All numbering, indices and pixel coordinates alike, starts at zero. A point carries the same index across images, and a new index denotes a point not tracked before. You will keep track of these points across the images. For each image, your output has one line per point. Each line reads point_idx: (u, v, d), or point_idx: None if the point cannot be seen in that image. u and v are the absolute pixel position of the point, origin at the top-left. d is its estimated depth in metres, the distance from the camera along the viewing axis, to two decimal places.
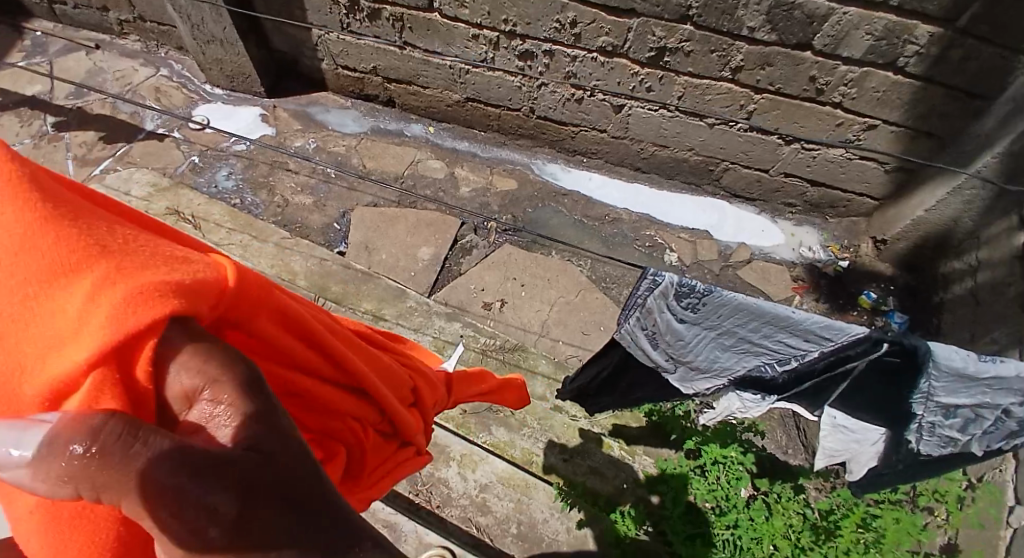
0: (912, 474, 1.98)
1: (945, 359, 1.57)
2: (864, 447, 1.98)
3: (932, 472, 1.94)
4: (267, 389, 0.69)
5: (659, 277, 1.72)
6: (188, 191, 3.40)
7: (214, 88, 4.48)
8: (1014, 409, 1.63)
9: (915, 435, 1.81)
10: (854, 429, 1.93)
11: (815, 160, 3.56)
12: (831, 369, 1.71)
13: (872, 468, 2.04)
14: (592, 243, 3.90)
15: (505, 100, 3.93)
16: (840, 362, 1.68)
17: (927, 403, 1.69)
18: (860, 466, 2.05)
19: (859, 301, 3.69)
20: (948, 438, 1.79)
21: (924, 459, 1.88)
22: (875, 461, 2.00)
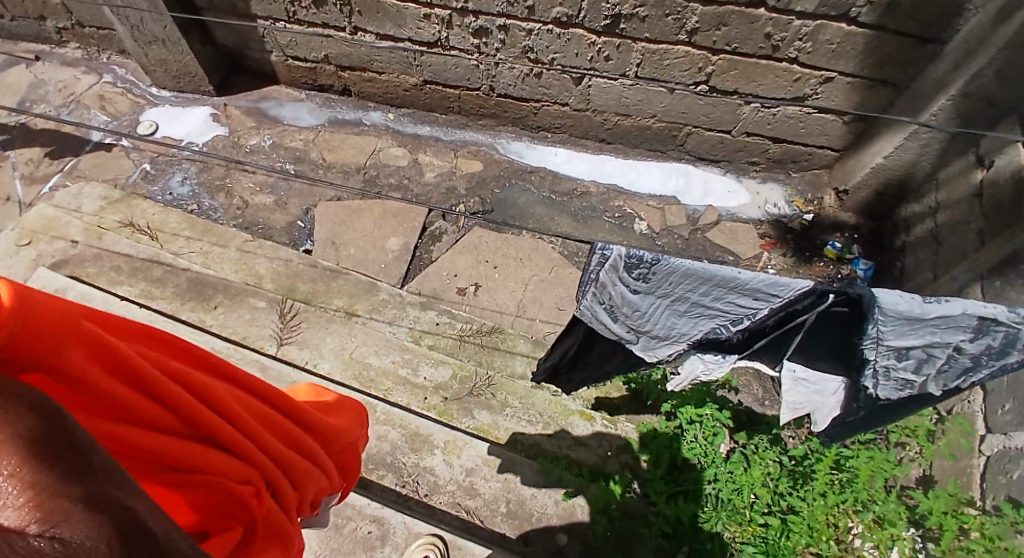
0: (875, 418, 2.03)
1: (890, 304, 1.62)
2: (826, 397, 2.02)
3: (893, 414, 2.00)
4: (64, 456, 0.62)
5: (608, 250, 1.73)
6: (141, 201, 3.27)
7: (160, 90, 4.30)
8: (963, 346, 1.69)
9: (871, 380, 1.84)
10: (813, 381, 1.98)
11: (775, 117, 3.58)
12: (782, 324, 1.77)
13: (837, 418, 2.08)
14: (562, 218, 3.89)
15: (463, 79, 3.85)
16: (790, 317, 1.75)
17: (879, 348, 1.73)
18: (824, 417, 2.09)
19: (826, 251, 3.76)
20: (904, 380, 1.83)
21: (883, 403, 1.92)
22: (838, 410, 2.05)
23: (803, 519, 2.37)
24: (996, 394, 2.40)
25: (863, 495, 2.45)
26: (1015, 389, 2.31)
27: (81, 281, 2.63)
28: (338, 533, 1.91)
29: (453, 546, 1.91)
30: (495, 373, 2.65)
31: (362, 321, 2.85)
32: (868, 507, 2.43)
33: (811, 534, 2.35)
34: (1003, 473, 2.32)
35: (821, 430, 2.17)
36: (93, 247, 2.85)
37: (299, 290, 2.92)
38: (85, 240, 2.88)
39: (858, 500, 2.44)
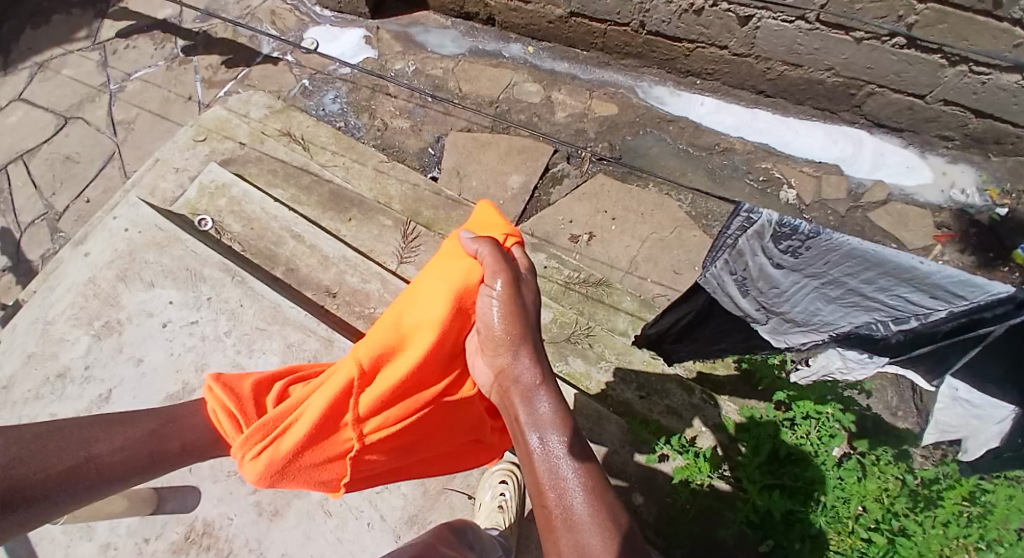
0: None
1: None
2: (987, 424, 1.73)
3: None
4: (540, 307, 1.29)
5: (754, 215, 1.56)
6: (298, 113, 3.57)
7: (323, 9, 4.56)
8: None
9: None
10: (978, 405, 1.70)
11: (984, 86, 2.96)
12: (958, 333, 1.49)
13: (993, 448, 1.81)
14: (695, 175, 3.63)
15: (612, 13, 3.61)
16: (972, 325, 1.44)
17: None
18: (978, 445, 1.83)
19: (1013, 255, 3.16)
20: None
21: None
22: (997, 440, 1.77)
23: (915, 544, 2.14)
24: None
25: (993, 535, 2.19)
26: None
27: (243, 179, 2.96)
28: None
29: None
30: (596, 325, 2.64)
31: None
32: (992, 547, 2.18)
33: None
34: None
35: (968, 458, 1.91)
36: (256, 151, 3.20)
37: (422, 215, 3.07)
38: (250, 143, 3.23)
39: (983, 537, 2.19)
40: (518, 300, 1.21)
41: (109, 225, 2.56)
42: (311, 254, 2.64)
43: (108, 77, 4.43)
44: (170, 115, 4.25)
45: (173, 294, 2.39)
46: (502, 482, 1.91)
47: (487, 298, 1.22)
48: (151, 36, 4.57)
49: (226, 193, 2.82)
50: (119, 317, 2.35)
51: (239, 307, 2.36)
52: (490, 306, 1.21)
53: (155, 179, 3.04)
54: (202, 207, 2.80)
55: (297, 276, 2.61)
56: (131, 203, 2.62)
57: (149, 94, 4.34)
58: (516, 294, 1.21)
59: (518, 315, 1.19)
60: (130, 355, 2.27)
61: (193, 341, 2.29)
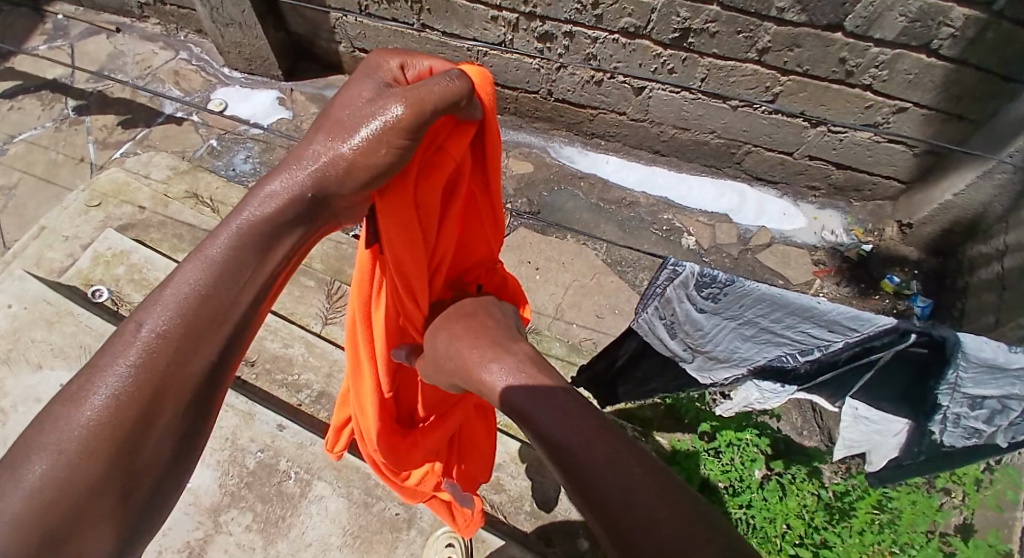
0: (935, 463, 1.96)
1: (975, 350, 1.51)
2: (886, 437, 1.93)
3: (955, 460, 1.94)
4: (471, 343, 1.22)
5: (679, 267, 1.70)
6: (206, 174, 3.40)
7: (232, 71, 4.48)
8: None
9: (938, 427, 1.76)
10: (875, 420, 1.89)
11: (842, 143, 3.46)
12: (855, 360, 1.67)
13: (893, 460, 2.01)
14: (608, 226, 3.88)
15: (523, 82, 3.86)
16: (865, 353, 1.63)
17: (954, 395, 1.64)
18: (881, 457, 2.01)
19: (881, 284, 3.62)
20: (973, 430, 1.76)
21: (947, 450, 1.86)
22: (896, 451, 1.97)
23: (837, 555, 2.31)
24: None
25: (905, 538, 2.39)
26: None
27: (145, 244, 2.75)
28: (367, 511, 1.94)
29: (476, 539, 1.92)
30: None
31: None
32: (905, 550, 2.37)
33: None
34: None
35: (873, 470, 2.09)
36: (160, 215, 3.01)
37: (346, 274, 2.95)
38: (153, 207, 3.04)
39: (895, 542, 2.38)
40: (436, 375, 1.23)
41: None
42: None
43: None
44: (57, 178, 3.91)
45: (64, 375, 2.14)
46: (449, 545, 1.84)
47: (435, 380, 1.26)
48: (35, 95, 4.26)
49: (126, 261, 2.60)
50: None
51: None
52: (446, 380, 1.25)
53: (41, 249, 2.76)
54: (98, 277, 2.56)
55: None
56: (14, 274, 2.36)
57: (32, 157, 4.00)
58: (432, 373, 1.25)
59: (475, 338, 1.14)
60: None
61: None
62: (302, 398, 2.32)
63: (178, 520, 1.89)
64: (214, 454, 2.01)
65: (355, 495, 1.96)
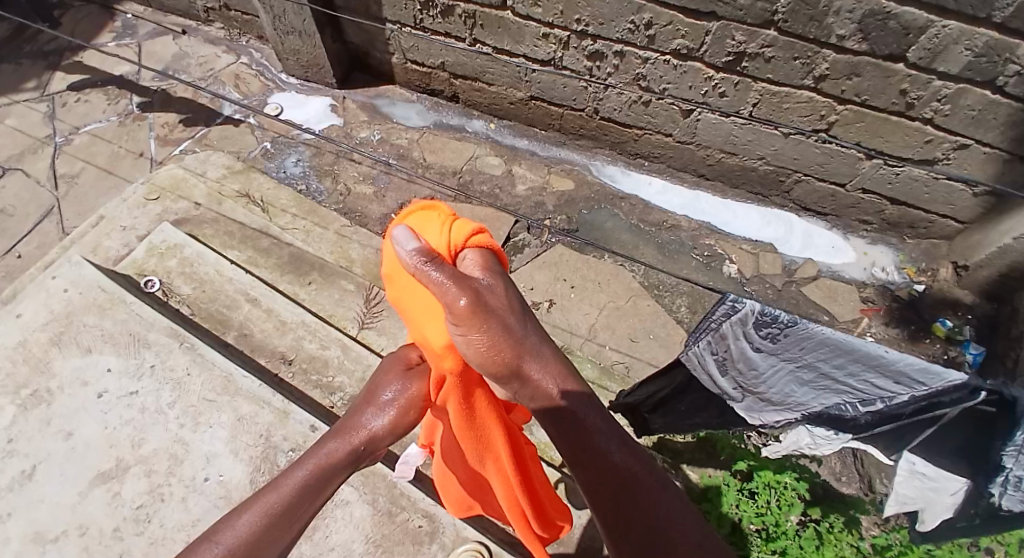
0: (990, 523, 1.83)
1: None
2: (941, 497, 1.81)
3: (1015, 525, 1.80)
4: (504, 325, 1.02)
5: (739, 303, 1.66)
6: (258, 175, 3.53)
7: (289, 77, 4.66)
8: None
9: (998, 489, 1.62)
10: (932, 477, 1.77)
11: (898, 177, 3.32)
12: (918, 415, 1.59)
13: (947, 519, 1.90)
14: (646, 248, 3.83)
15: (569, 99, 3.88)
16: (929, 409, 1.56)
17: (1020, 457, 1.52)
18: (934, 516, 1.90)
19: (933, 328, 3.46)
20: None
21: (1004, 513, 1.70)
22: (951, 512, 1.86)
23: None
24: None
25: None
26: None
27: (197, 239, 2.86)
28: (391, 520, 1.95)
29: None
30: None
31: None
32: None
33: None
34: None
35: (925, 527, 1.99)
36: (212, 212, 3.13)
37: None
38: (207, 204, 3.16)
39: None
40: (472, 329, 1.00)
41: (49, 284, 2.42)
42: (265, 319, 2.54)
43: (54, 129, 4.33)
44: (119, 171, 4.13)
45: (112, 360, 2.24)
46: None
47: (460, 334, 1.03)
48: (106, 91, 4.52)
49: (178, 254, 2.71)
50: (50, 385, 2.18)
51: (185, 375, 2.21)
52: (467, 340, 1.02)
53: (100, 237, 2.91)
54: (151, 267, 2.68)
55: (250, 341, 2.49)
56: (74, 261, 2.49)
57: (98, 149, 4.24)
58: (458, 328, 1.03)
59: (527, 315, 1.08)
60: (59, 428, 2.09)
61: (132, 413, 2.12)
62: (334, 400, 2.35)
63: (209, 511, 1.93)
64: (247, 449, 2.06)
65: (381, 503, 1.98)
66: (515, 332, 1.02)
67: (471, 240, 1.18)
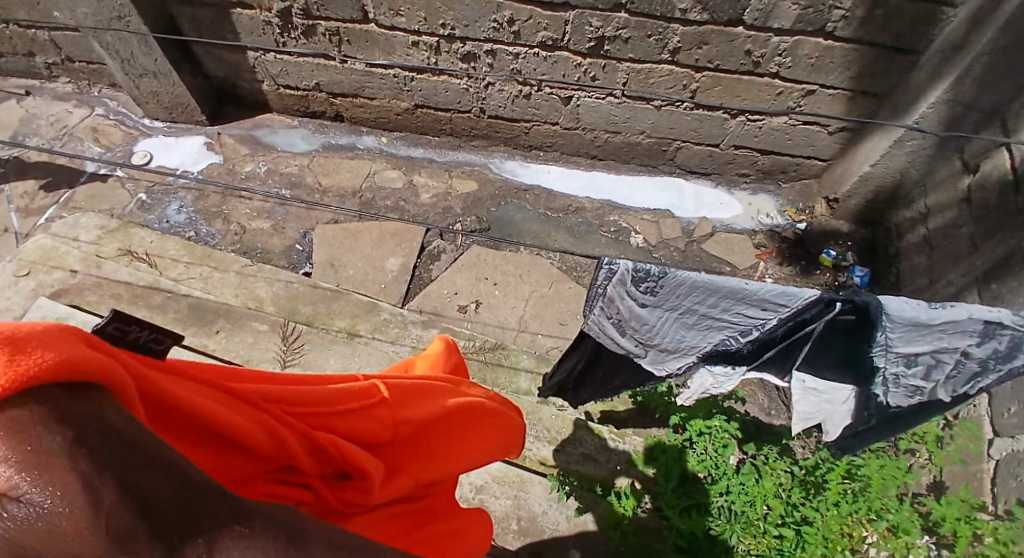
0: (886, 426, 2.04)
1: (896, 311, 1.62)
2: (836, 407, 2.04)
3: (902, 421, 2.01)
4: None
5: (614, 265, 1.75)
6: (140, 230, 3.24)
7: (154, 121, 4.31)
8: (972, 351, 1.69)
9: (881, 388, 1.85)
10: (823, 389, 1.99)
11: (762, 129, 3.65)
12: (791, 333, 1.77)
13: (848, 427, 2.09)
14: (558, 234, 3.93)
15: (453, 102, 3.90)
16: (799, 326, 1.73)
17: (887, 355, 1.74)
18: (835, 426, 2.11)
19: (820, 260, 3.81)
20: (914, 387, 1.84)
21: (894, 410, 1.92)
22: (849, 419, 2.06)
23: (817, 529, 2.32)
24: (1003, 396, 2.37)
25: (875, 504, 2.40)
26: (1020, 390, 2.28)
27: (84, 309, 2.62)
28: None
29: None
30: (501, 390, 2.63)
31: (363, 341, 2.80)
32: (882, 516, 2.37)
33: (826, 545, 2.30)
34: (1016, 477, 2.29)
35: (832, 440, 2.19)
36: (93, 276, 2.82)
37: (300, 312, 2.87)
38: (86, 269, 2.85)
39: (871, 509, 2.39)
40: None
41: None
42: None
43: None
44: None
45: None
46: None
47: None
48: None
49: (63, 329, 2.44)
50: None
51: None
52: None
53: None
54: None
55: None
56: None
57: None
58: None
59: (164, 520, 0.55)
60: None
61: None
62: None
63: None
64: None
65: None
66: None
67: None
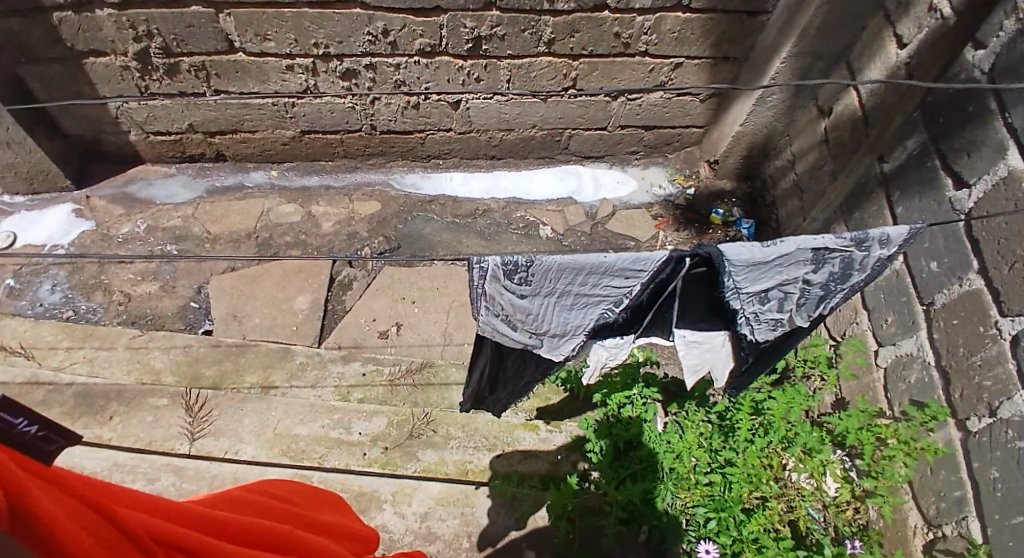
0: (763, 359, 2.17)
1: (736, 255, 1.72)
2: (718, 353, 2.15)
3: (775, 351, 2.15)
4: None
5: (484, 263, 1.71)
6: (8, 320, 2.91)
7: (13, 196, 3.88)
8: (810, 277, 1.85)
9: (747, 327, 1.96)
10: (702, 340, 2.09)
11: (642, 107, 3.81)
12: (658, 294, 1.87)
13: (732, 368, 2.22)
14: (470, 240, 3.91)
15: (341, 123, 3.78)
16: (662, 285, 1.83)
17: (740, 297, 1.85)
18: (722, 371, 2.23)
19: (711, 219, 4.02)
20: (775, 320, 1.96)
21: (764, 344, 2.04)
22: (732, 361, 2.19)
23: (741, 468, 2.46)
24: (880, 309, 2.62)
25: (784, 432, 2.57)
26: (892, 300, 2.54)
27: None
28: None
29: None
30: (433, 408, 2.58)
31: (280, 391, 2.67)
32: (795, 441, 2.54)
33: (751, 480, 2.44)
34: (904, 379, 2.47)
35: (723, 383, 2.30)
36: None
37: (205, 376, 2.69)
38: None
39: (783, 437, 2.56)
40: None
41: None
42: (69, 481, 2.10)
43: None
44: None
45: None
46: None
47: None
48: None
49: None
50: None
51: None
52: None
53: None
54: None
55: None
56: None
57: None
58: None
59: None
60: None
61: None
62: None
63: None
64: None
65: None
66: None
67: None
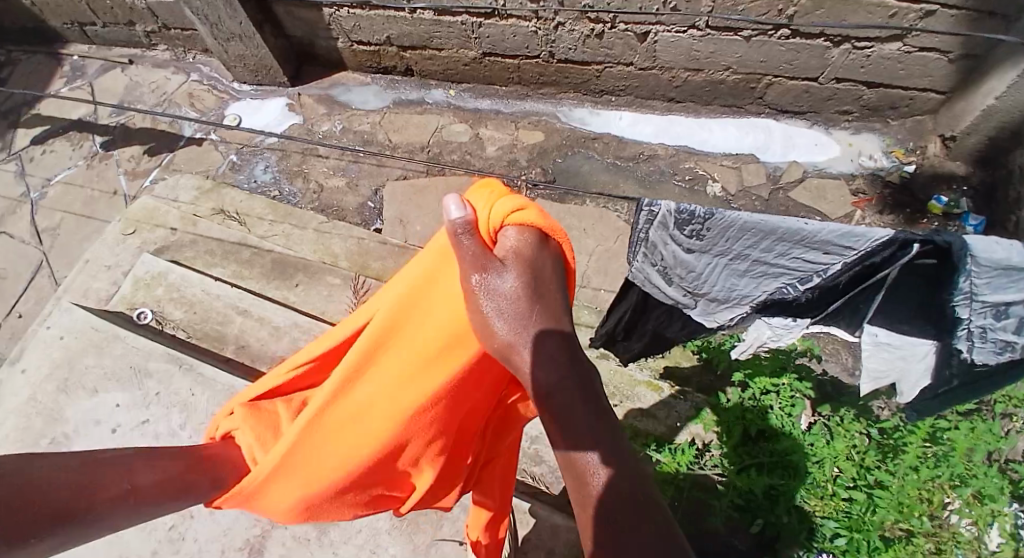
0: (970, 388, 1.82)
1: (986, 253, 1.43)
2: (912, 364, 1.83)
3: (988, 381, 1.77)
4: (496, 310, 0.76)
5: (655, 207, 1.69)
6: (229, 190, 3.50)
7: (242, 84, 4.56)
8: None
9: (965, 343, 1.62)
10: (898, 346, 1.80)
11: (869, 59, 3.24)
12: (858, 280, 1.64)
13: (925, 388, 1.88)
14: (626, 184, 3.78)
15: (521, 48, 3.78)
16: (869, 271, 1.59)
17: (972, 305, 1.53)
18: (911, 387, 1.90)
19: (929, 207, 3.39)
20: (1005, 343, 1.60)
21: (979, 369, 1.69)
22: (927, 379, 1.85)
23: (893, 493, 2.20)
24: None
25: (960, 470, 2.23)
26: None
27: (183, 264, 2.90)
28: None
29: (516, 508, 1.99)
30: None
31: None
32: (967, 482, 2.21)
33: (900, 509, 2.17)
34: None
35: (906, 401, 1.98)
36: (189, 234, 3.10)
37: (370, 268, 3.03)
38: (183, 228, 3.13)
39: (956, 475, 2.23)
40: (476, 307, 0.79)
41: (43, 335, 2.46)
42: (256, 329, 2.55)
43: (26, 186, 4.32)
44: (96, 213, 4.13)
45: (119, 396, 2.29)
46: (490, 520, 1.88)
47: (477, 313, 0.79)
48: (65, 136, 4.49)
49: (163, 281, 2.72)
50: (65, 431, 2.23)
51: (190, 396, 2.27)
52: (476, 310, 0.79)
53: (87, 281, 2.90)
54: (140, 299, 2.69)
55: (249, 351, 2.52)
56: (64, 309, 2.52)
57: (71, 196, 4.23)
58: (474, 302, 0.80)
59: (541, 289, 0.77)
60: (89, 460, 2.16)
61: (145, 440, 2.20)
62: None
63: (235, 520, 1.99)
64: None
65: None
66: (513, 317, 0.75)
67: (511, 215, 0.81)
